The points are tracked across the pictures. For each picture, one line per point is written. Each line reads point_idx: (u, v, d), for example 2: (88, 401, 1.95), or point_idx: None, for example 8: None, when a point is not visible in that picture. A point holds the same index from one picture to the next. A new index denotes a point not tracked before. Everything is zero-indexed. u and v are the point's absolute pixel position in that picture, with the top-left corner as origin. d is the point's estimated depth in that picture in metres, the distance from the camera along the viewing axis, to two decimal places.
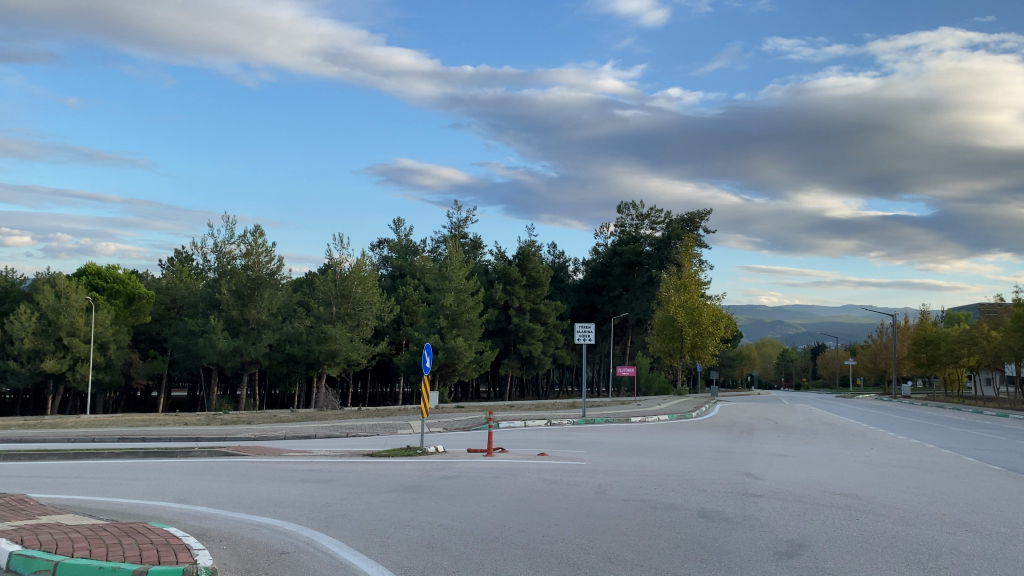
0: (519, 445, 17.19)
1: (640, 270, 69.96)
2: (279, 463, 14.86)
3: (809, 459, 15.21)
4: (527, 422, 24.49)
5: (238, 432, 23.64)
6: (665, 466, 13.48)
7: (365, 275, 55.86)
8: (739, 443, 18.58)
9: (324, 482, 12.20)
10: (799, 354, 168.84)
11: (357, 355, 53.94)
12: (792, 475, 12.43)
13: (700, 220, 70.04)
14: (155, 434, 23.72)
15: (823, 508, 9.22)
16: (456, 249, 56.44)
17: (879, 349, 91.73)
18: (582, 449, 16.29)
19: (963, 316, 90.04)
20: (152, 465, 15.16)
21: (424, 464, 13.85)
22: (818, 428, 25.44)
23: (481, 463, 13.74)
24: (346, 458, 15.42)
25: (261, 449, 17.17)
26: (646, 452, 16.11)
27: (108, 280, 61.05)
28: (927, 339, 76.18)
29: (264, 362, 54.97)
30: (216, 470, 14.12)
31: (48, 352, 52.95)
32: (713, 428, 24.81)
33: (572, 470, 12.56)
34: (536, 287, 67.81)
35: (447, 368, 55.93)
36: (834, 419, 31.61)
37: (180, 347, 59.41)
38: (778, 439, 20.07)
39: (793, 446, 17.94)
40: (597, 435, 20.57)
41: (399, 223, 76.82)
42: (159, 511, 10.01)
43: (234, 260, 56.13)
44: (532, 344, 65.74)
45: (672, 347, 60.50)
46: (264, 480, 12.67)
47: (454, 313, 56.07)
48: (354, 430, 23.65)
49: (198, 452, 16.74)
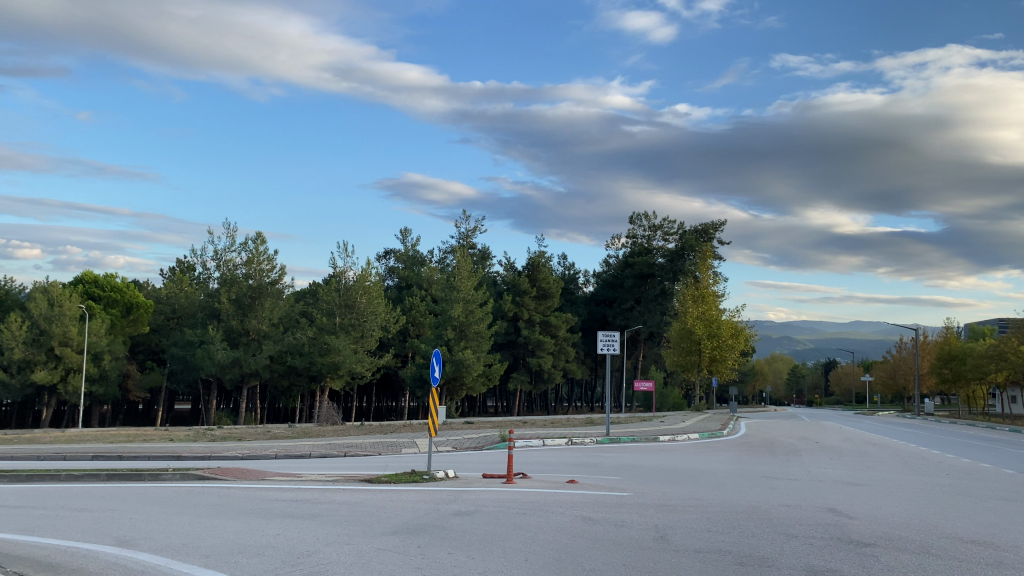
0: (540, 470, 14.78)
1: (652, 282, 67.56)
2: (262, 490, 12.55)
3: (889, 489, 12.81)
4: (546, 441, 22.00)
5: (227, 450, 21.31)
6: (726, 498, 11.11)
7: (371, 285, 53.58)
8: (792, 468, 16.22)
9: (309, 518, 9.83)
10: (811, 370, 165.58)
11: (361, 368, 51.54)
12: (886, 512, 10.06)
13: (715, 230, 67.57)
14: (134, 451, 21.50)
15: (972, 567, 6.89)
16: (465, 257, 54.05)
17: (898, 364, 88.21)
18: (618, 476, 13.92)
19: (987, 330, 86.64)
20: (112, 491, 12.84)
21: (430, 494, 11.46)
22: (869, 449, 22.87)
23: (503, 492, 11.46)
24: (339, 485, 13.00)
25: (240, 473, 14.72)
26: (693, 479, 13.72)
27: (106, 288, 59.51)
28: (951, 354, 72.91)
29: (264, 375, 52.64)
30: (181, 499, 11.79)
31: (40, 362, 50.93)
32: (753, 448, 22.21)
33: (615, 504, 10.16)
34: (546, 299, 65.65)
35: (454, 383, 53.54)
36: (877, 439, 28.90)
37: (178, 358, 57.28)
38: (832, 463, 17.61)
39: (859, 471, 15.54)
40: (627, 457, 18.16)
41: (407, 233, 74.48)
42: (86, 562, 7.65)
43: (236, 268, 54.22)
44: (542, 357, 63.07)
45: (690, 360, 57.65)
46: (239, 514, 10.31)
47: (461, 324, 53.81)
48: (353, 448, 21.36)
49: (168, 475, 14.39)
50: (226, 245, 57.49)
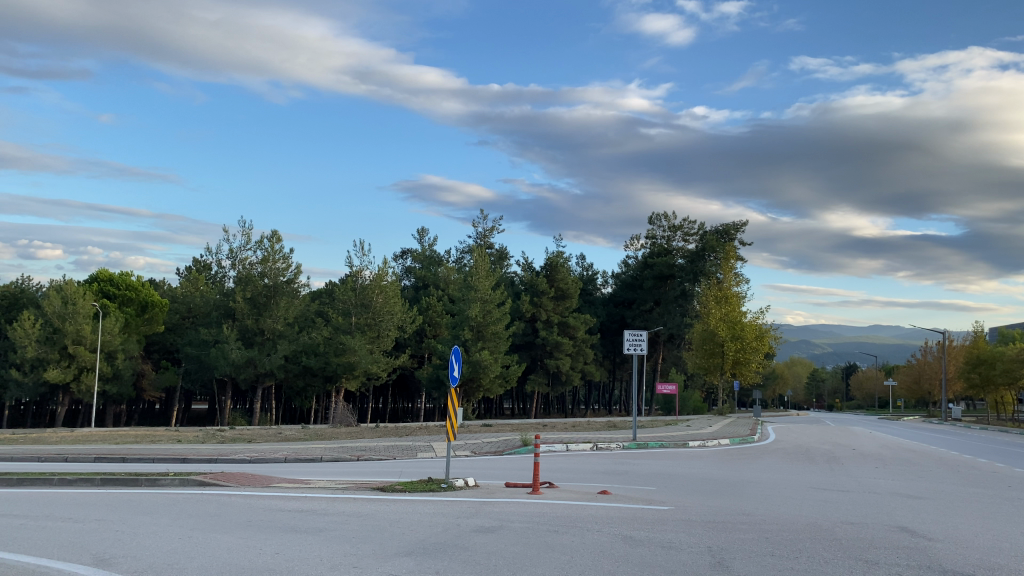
0: (567, 478, 13.62)
1: (672, 283, 66.14)
2: (265, 498, 11.52)
3: (957, 504, 11.46)
4: (570, 447, 20.83)
5: (235, 452, 20.34)
6: (779, 514, 9.88)
7: (387, 284, 52.55)
8: (839, 477, 14.94)
9: (315, 533, 8.77)
10: (832, 374, 162.94)
11: (376, 368, 50.63)
12: (963, 532, 8.85)
13: (736, 231, 65.84)
14: (138, 453, 20.59)
15: None
16: (482, 257, 52.93)
17: (924, 369, 85.79)
18: (653, 486, 12.75)
19: (1017, 334, 84.16)
20: (104, 498, 11.86)
21: (450, 506, 10.36)
22: (912, 457, 21.45)
23: (531, 504, 10.32)
24: (348, 494, 11.90)
25: (244, 478, 13.71)
26: (736, 491, 12.47)
27: (120, 287, 59.02)
28: (979, 357, 70.35)
29: (279, 375, 51.88)
30: (179, 508, 10.78)
31: (53, 361, 50.53)
32: (790, 456, 20.87)
33: (659, 520, 9.00)
34: (565, 300, 64.40)
35: (471, 384, 52.36)
36: (918, 446, 27.30)
37: (192, 358, 56.59)
38: (878, 472, 16.34)
39: (915, 483, 14.24)
40: (657, 465, 16.91)
41: (423, 233, 73.50)
42: None
43: (252, 267, 53.41)
44: (560, 359, 61.86)
45: (713, 363, 56.20)
46: (236, 528, 9.25)
47: (478, 324, 52.74)
48: (366, 451, 20.25)
49: (166, 480, 13.40)
50: (241, 244, 56.92)
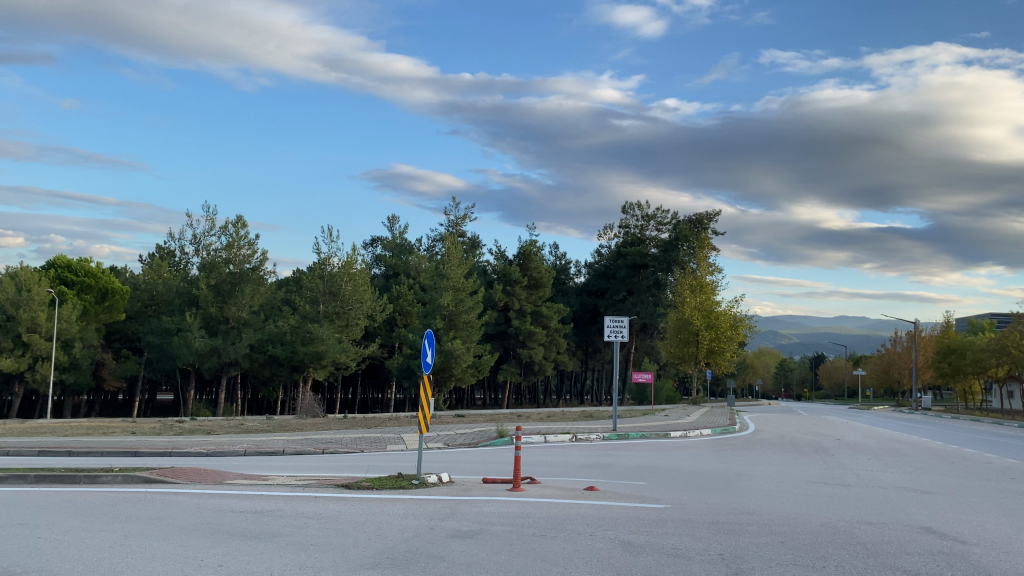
0: (550, 473, 12.58)
1: (645, 273, 65.44)
2: (216, 498, 10.29)
3: (971, 499, 10.67)
4: (548, 438, 19.81)
5: (192, 446, 18.92)
6: (787, 513, 8.97)
7: (356, 272, 51.06)
8: (833, 470, 14.14)
9: (269, 540, 7.62)
10: (801, 365, 164.64)
11: (344, 358, 49.23)
12: (988, 532, 8.03)
13: (709, 220, 65.47)
14: (87, 446, 19.11)
15: None
16: (455, 245, 51.56)
17: (892, 358, 86.39)
18: (644, 481, 11.75)
19: (985, 324, 85.03)
20: (34, 497, 10.54)
21: (424, 505, 9.26)
22: (900, 448, 20.84)
23: (515, 503, 9.25)
24: (308, 492, 10.70)
25: (195, 474, 12.42)
26: (733, 486, 11.50)
27: (78, 273, 55.90)
28: (949, 347, 70.71)
29: (244, 365, 50.16)
30: (116, 509, 9.50)
31: (5, 350, 48.23)
32: (776, 447, 20.04)
33: (658, 523, 8.01)
34: (538, 289, 63.51)
35: (442, 374, 51.09)
36: (900, 436, 26.83)
37: (154, 347, 54.56)
38: (872, 464, 15.58)
39: (914, 476, 13.51)
40: (642, 457, 15.99)
41: (394, 221, 71.76)
42: None
43: (216, 253, 51.60)
44: (532, 349, 60.82)
45: (687, 352, 55.56)
46: (177, 534, 8.05)
47: (450, 313, 51.58)
48: (333, 445, 19.01)
49: (108, 477, 12.10)
50: (206, 230, 54.90)
